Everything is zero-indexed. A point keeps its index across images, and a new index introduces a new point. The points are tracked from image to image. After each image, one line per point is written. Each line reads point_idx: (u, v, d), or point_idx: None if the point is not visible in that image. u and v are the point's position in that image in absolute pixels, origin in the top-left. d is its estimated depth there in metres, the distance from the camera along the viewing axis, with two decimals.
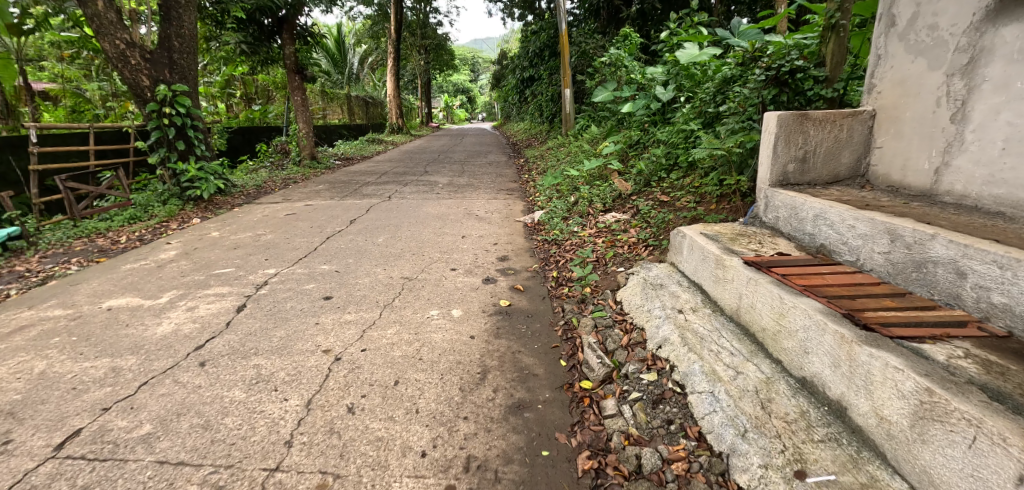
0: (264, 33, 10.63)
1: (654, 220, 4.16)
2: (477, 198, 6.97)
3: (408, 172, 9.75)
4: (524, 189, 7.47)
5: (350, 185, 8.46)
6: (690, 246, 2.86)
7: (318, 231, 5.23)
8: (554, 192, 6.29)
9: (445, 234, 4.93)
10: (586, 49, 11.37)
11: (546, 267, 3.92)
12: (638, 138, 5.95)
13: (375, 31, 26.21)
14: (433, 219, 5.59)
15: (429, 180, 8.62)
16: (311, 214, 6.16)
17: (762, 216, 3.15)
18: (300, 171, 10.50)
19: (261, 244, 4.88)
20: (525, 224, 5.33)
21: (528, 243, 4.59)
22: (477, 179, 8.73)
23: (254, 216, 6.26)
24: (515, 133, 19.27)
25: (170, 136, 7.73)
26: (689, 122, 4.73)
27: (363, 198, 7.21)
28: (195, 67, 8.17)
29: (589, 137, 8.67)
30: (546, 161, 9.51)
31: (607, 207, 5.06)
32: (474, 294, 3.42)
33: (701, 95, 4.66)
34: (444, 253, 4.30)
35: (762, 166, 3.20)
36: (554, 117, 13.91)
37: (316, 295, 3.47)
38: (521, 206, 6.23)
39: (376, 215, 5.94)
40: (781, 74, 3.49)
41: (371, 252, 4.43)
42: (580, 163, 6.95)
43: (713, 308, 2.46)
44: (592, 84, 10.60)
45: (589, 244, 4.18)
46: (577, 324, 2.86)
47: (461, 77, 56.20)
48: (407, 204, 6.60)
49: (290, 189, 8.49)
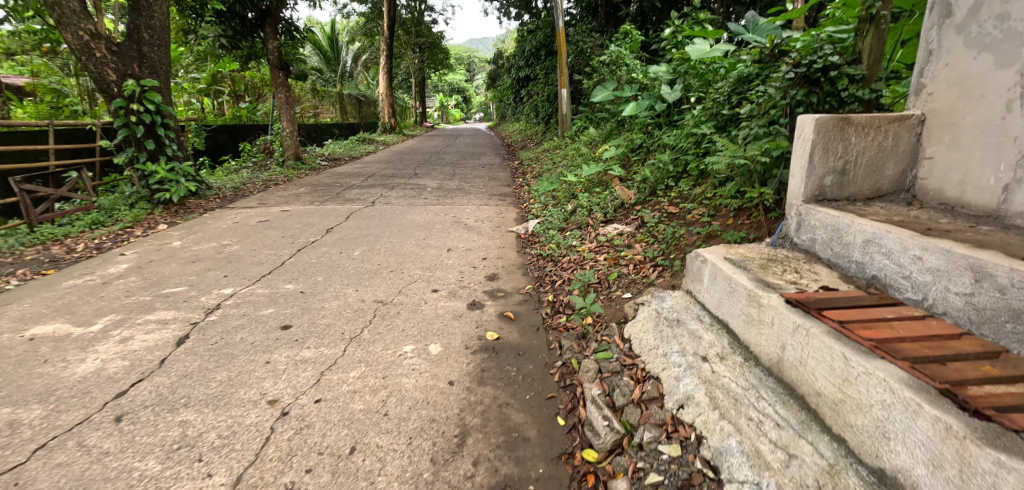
0: (246, 26, 10.10)
1: (662, 235, 3.70)
2: (467, 204, 6.49)
3: (397, 175, 9.26)
4: (517, 195, 7.01)
5: (333, 188, 7.97)
6: (711, 273, 2.40)
7: (290, 242, 4.74)
8: (549, 200, 5.83)
9: (429, 247, 4.45)
10: (584, 48, 10.93)
11: (541, 289, 3.46)
12: (641, 141, 5.50)
13: (368, 29, 25.67)
14: (417, 228, 5.11)
15: (418, 184, 8.14)
16: (286, 221, 5.66)
17: (793, 236, 2.70)
18: (284, 172, 9.98)
19: (223, 257, 4.38)
20: (518, 235, 4.87)
21: (520, 259, 4.13)
22: (468, 183, 8.25)
23: (223, 224, 5.75)
24: (510, 134, 18.79)
25: (138, 135, 7.20)
26: (699, 125, 4.29)
27: (345, 203, 6.71)
28: (168, 61, 7.65)
29: (586, 140, 8.21)
30: (542, 164, 9.04)
31: (608, 218, 4.61)
32: (457, 324, 2.95)
33: (712, 95, 4.22)
34: (426, 271, 3.82)
35: (794, 180, 2.74)
36: (551, 118, 13.46)
37: (273, 324, 2.99)
38: (514, 214, 5.76)
39: (356, 223, 5.45)
40: (811, 72, 3.04)
41: (345, 269, 3.95)
42: (578, 167, 6.49)
43: (745, 354, 2.02)
44: (590, 85, 10.15)
45: (589, 262, 3.72)
46: (577, 368, 2.40)
47: (457, 77, 55.65)
48: (390, 211, 6.10)
49: (269, 192, 7.98)
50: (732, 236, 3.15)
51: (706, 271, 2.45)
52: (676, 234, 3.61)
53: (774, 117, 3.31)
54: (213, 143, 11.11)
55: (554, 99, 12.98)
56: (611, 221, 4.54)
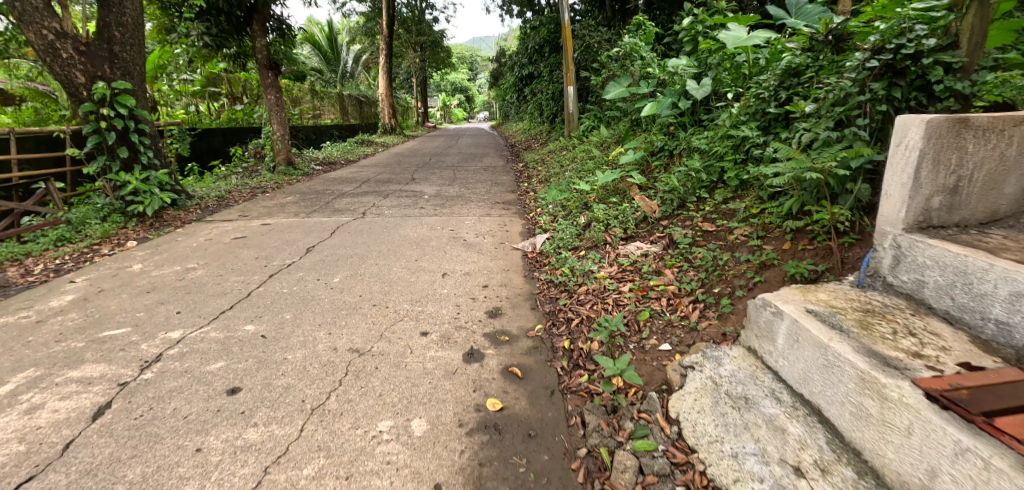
0: (232, 24, 9.51)
1: (700, 262, 3.09)
2: (467, 214, 5.87)
3: (394, 180, 8.63)
4: (522, 203, 6.38)
5: (323, 197, 7.35)
6: (789, 333, 1.80)
7: (262, 266, 4.11)
8: (559, 210, 5.18)
9: (421, 273, 3.82)
10: (591, 43, 10.26)
11: (555, 329, 2.84)
12: (663, 144, 4.84)
13: (367, 27, 25.03)
14: (409, 247, 4.49)
15: (415, 190, 7.50)
16: (264, 238, 5.05)
17: (887, 274, 2.07)
18: (274, 178, 9.40)
19: (182, 287, 3.78)
20: (525, 254, 4.24)
21: (528, 286, 3.49)
22: (469, 189, 7.62)
23: (194, 241, 5.15)
24: (513, 135, 18.15)
25: (110, 142, 6.62)
26: (738, 125, 3.66)
27: (333, 215, 6.10)
28: (143, 63, 7.10)
29: (597, 142, 7.54)
30: (549, 168, 8.39)
31: (629, 235, 3.98)
32: (449, 384, 2.34)
33: (754, 90, 3.59)
34: (415, 305, 3.20)
35: (886, 200, 2.10)
36: (556, 117, 12.82)
37: (218, 387, 2.38)
38: (520, 227, 5.12)
39: (341, 240, 4.84)
40: (899, 58, 2.44)
41: (319, 302, 3.32)
42: (590, 173, 5.83)
43: (858, 465, 1.43)
44: (599, 82, 9.47)
45: (612, 293, 3.10)
46: (610, 463, 1.79)
47: (460, 76, 54.98)
48: (381, 224, 5.47)
49: (254, 202, 7.38)
50: (794, 267, 2.54)
51: (780, 328, 1.85)
52: (718, 259, 2.99)
53: (844, 117, 2.69)
54: (201, 148, 10.52)
55: (560, 98, 12.28)
56: (634, 238, 3.92)
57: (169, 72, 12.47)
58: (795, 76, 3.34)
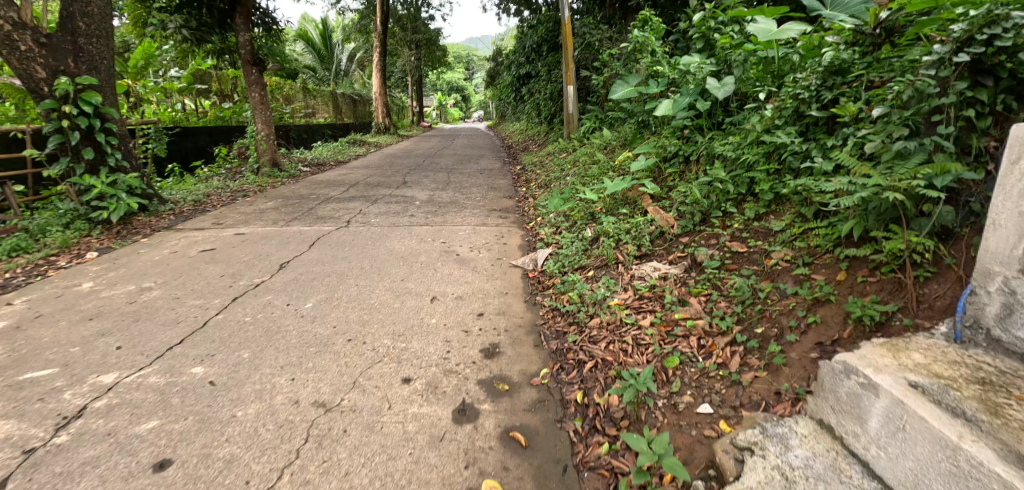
0: (214, 18, 8.97)
1: (733, 292, 2.64)
2: (461, 223, 5.38)
3: (384, 184, 8.14)
4: (521, 211, 5.89)
5: (307, 202, 6.85)
6: (887, 416, 1.40)
7: (226, 287, 3.61)
8: (562, 221, 4.70)
9: (407, 296, 3.34)
10: (591, 41, 9.79)
11: (565, 375, 2.38)
12: (677, 149, 4.38)
13: (361, 24, 24.50)
14: (395, 264, 4.00)
15: (406, 195, 7.01)
16: (235, 251, 4.54)
17: (993, 326, 1.65)
18: (258, 181, 8.87)
19: (130, 314, 3.28)
20: (525, 273, 3.76)
21: (530, 315, 3.02)
22: (464, 194, 7.14)
23: (157, 254, 4.63)
24: (510, 135, 17.65)
25: (74, 143, 6.09)
26: (771, 129, 3.21)
27: (315, 222, 5.60)
28: (112, 57, 6.58)
29: (600, 145, 7.06)
30: (548, 172, 7.91)
31: (644, 253, 3.52)
32: (435, 458, 1.87)
33: (790, 89, 3.15)
34: (398, 341, 2.72)
35: (993, 231, 1.66)
36: (554, 117, 12.34)
37: (144, 460, 1.90)
38: (519, 240, 4.63)
39: (320, 254, 4.34)
40: (990, 53, 2.00)
41: (285, 335, 2.84)
42: (595, 180, 5.35)
43: None
44: (600, 82, 9.01)
45: (630, 327, 2.63)
46: None
47: (456, 75, 54.40)
48: (366, 234, 4.97)
49: (232, 207, 6.86)
50: (858, 306, 2.10)
51: (872, 407, 1.44)
52: (756, 290, 2.55)
53: (916, 122, 2.25)
54: (181, 148, 9.97)
55: (559, 98, 11.80)
56: (649, 258, 3.45)
57: (150, 68, 11.89)
58: (838, 74, 2.96)
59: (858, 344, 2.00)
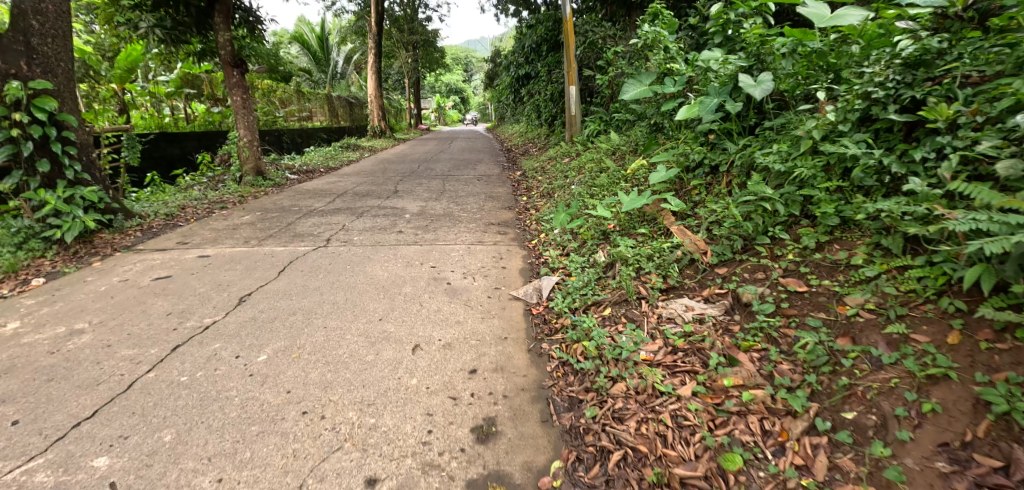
0: (191, 17, 8.37)
1: (798, 351, 2.05)
2: (455, 240, 4.78)
3: (373, 194, 7.53)
4: (522, 225, 5.29)
5: (287, 215, 6.23)
6: None
7: (168, 332, 3.01)
8: (569, 241, 4.09)
9: (384, 344, 2.72)
10: (594, 39, 9.17)
11: (590, 474, 1.79)
12: (702, 158, 3.79)
13: (357, 26, 23.96)
14: (374, 296, 3.39)
15: (396, 207, 6.39)
16: (192, 280, 3.93)
17: None
18: (240, 191, 8.28)
19: (44, 371, 2.68)
20: (529, 308, 3.14)
21: (536, 373, 2.41)
22: (460, 205, 6.54)
23: (104, 284, 4.03)
24: (509, 139, 17.01)
25: (27, 154, 5.40)
26: (832, 135, 2.61)
27: (292, 241, 4.99)
28: (72, 59, 5.98)
29: (607, 151, 6.46)
30: (550, 179, 7.31)
31: (671, 287, 2.91)
32: None
33: (856, 86, 2.54)
34: (366, 416, 2.12)
35: None
36: (556, 120, 11.71)
37: None
38: (520, 264, 4.02)
39: (289, 282, 3.72)
40: None
41: (224, 407, 2.23)
42: (605, 193, 4.73)
43: None
44: (605, 82, 8.41)
45: (666, 398, 2.04)
46: None
47: (455, 77, 53.84)
48: (346, 256, 4.35)
49: (205, 221, 6.25)
50: (999, 394, 1.56)
51: None
52: (834, 352, 1.96)
53: None
54: (159, 156, 9.33)
55: (560, 99, 11.18)
56: (678, 293, 2.85)
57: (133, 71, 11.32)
58: (917, 69, 2.41)
59: (1005, 451, 1.48)
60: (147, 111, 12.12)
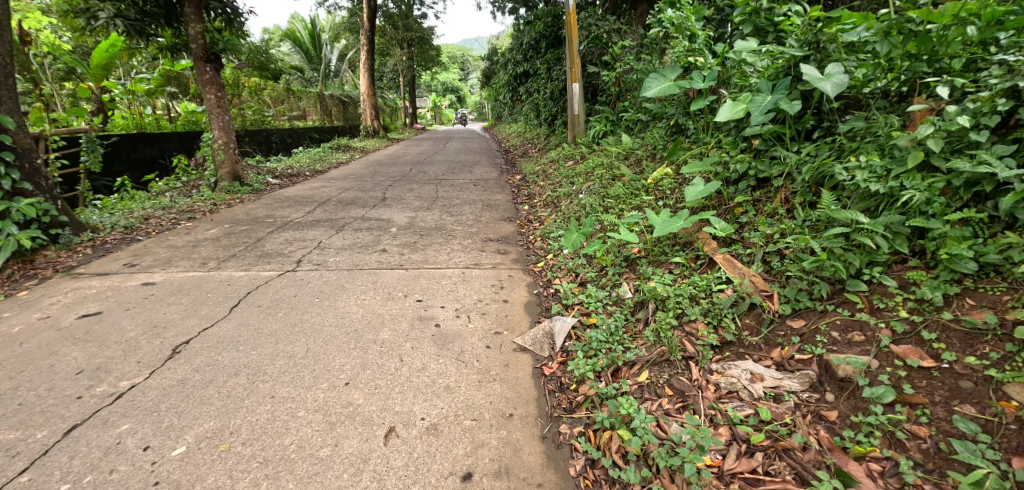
0: (159, 7, 7.61)
1: (960, 481, 1.44)
2: (448, 262, 4.10)
3: (359, 202, 6.82)
4: (524, 241, 4.62)
5: (259, 228, 5.52)
6: None
7: (69, 403, 2.36)
8: (584, 267, 3.43)
9: (347, 427, 2.05)
10: (598, 33, 8.48)
11: None
12: (746, 168, 3.13)
13: (350, 22, 23.20)
14: (342, 345, 2.70)
15: (382, 219, 5.68)
16: (124, 319, 3.24)
17: None
18: (213, 198, 7.57)
19: None
20: (540, 366, 2.45)
21: (554, 481, 1.77)
22: (455, 215, 5.85)
23: (19, 323, 3.33)
24: (507, 139, 16.29)
25: None
26: (957, 147, 2.03)
27: (257, 262, 4.29)
28: (10, 53, 5.13)
29: (619, 155, 5.76)
30: (554, 185, 6.64)
31: (728, 342, 2.23)
32: None
33: (994, 82, 1.99)
34: None
35: None
36: (556, 119, 11.01)
37: None
38: (526, 296, 3.31)
39: (239, 325, 3.02)
40: None
41: None
42: (623, 206, 4.05)
43: None
44: (612, 78, 7.71)
45: None
46: None
47: (453, 75, 53.01)
48: (316, 285, 3.64)
49: (166, 235, 5.54)
50: None
51: None
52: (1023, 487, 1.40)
53: None
54: (134, 158, 8.67)
55: (562, 97, 10.46)
56: (737, 352, 2.17)
57: (111, 69, 10.64)
58: None
59: None
60: (128, 110, 11.40)
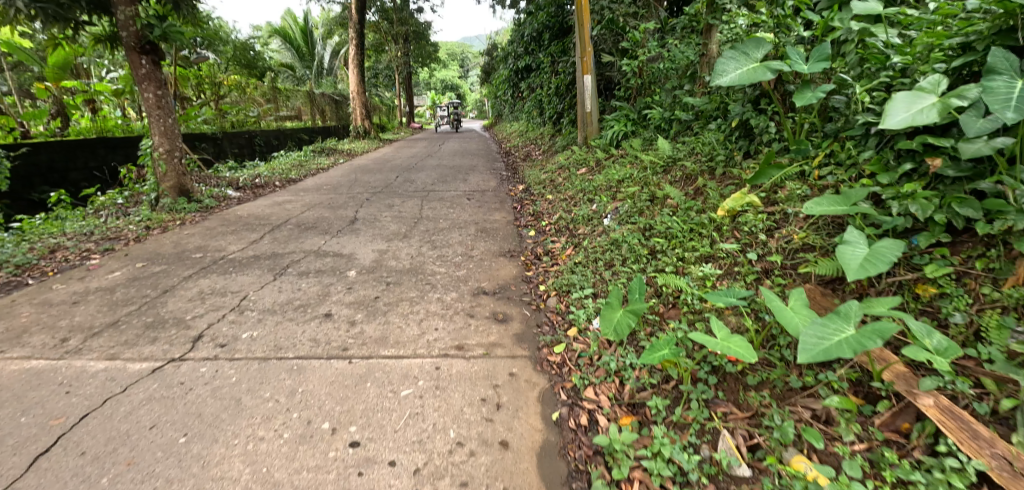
0: None
1: None
2: (419, 338, 2.71)
3: (323, 226, 5.41)
4: (530, 294, 3.23)
5: (176, 270, 4.09)
6: None
7: None
8: (641, 372, 2.06)
9: None
10: (613, 15, 7.05)
11: None
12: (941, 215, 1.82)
13: (342, 17, 21.74)
14: None
15: (341, 255, 4.27)
16: None
17: None
18: (149, 218, 6.19)
19: None
20: None
21: None
22: (439, 246, 4.46)
23: None
24: (507, 140, 14.81)
25: None
26: None
27: (135, 338, 2.88)
28: None
29: (652, 166, 4.34)
30: (565, 202, 5.27)
31: None
32: None
33: None
34: None
35: None
36: (562, 118, 9.57)
37: None
38: (539, 432, 1.90)
39: None
40: None
41: None
42: (685, 252, 2.67)
43: None
44: (633, 68, 6.28)
45: None
46: None
47: (452, 72, 51.52)
48: (197, 397, 2.23)
49: (54, 281, 4.13)
50: None
51: None
52: None
53: None
54: (93, 166, 7.57)
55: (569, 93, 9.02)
56: None
57: (68, 68, 9.38)
58: None
59: None
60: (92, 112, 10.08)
